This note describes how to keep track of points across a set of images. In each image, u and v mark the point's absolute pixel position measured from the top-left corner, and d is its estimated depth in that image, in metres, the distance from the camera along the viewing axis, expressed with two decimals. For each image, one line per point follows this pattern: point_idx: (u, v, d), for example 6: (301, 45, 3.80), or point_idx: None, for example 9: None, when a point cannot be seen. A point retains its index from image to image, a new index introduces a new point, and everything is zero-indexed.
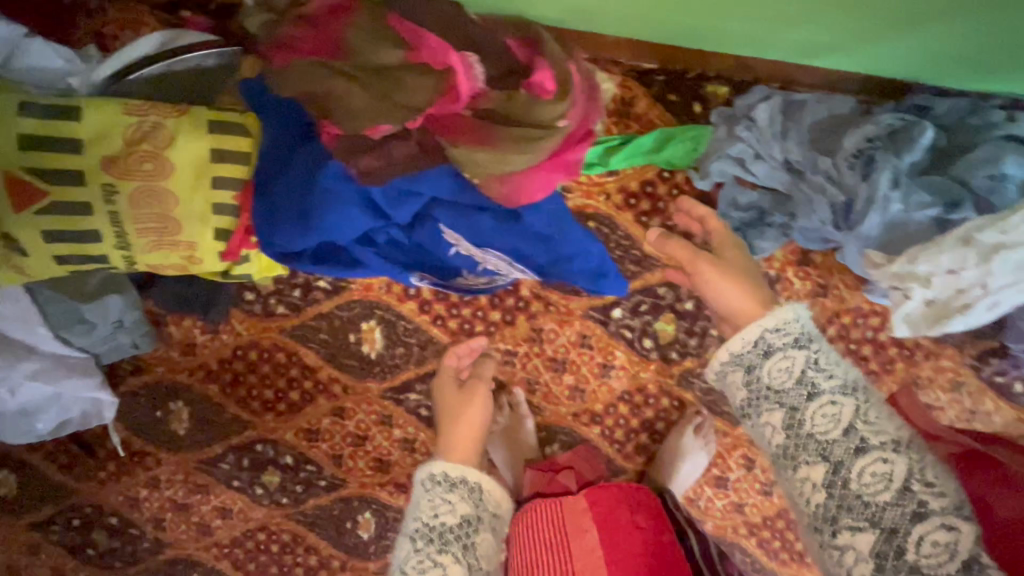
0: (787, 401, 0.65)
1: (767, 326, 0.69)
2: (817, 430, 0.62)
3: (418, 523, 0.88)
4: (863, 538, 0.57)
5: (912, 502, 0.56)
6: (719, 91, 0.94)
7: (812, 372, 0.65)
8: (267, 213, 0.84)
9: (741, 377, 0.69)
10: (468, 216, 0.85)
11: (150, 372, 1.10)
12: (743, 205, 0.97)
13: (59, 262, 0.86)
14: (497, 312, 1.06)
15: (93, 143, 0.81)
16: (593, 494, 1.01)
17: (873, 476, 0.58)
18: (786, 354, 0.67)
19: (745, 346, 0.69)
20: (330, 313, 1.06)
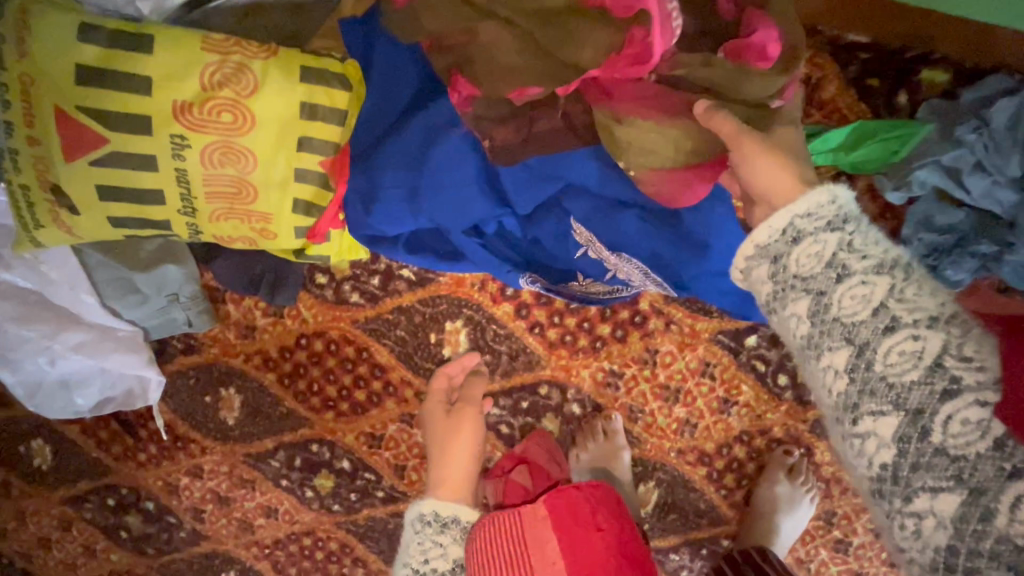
0: (815, 288, 0.46)
1: (797, 210, 0.48)
2: (843, 312, 0.45)
3: (407, 570, 0.80)
4: (886, 424, 0.42)
5: (942, 379, 0.40)
6: (936, 79, 0.74)
7: (846, 254, 0.45)
8: (367, 184, 0.70)
9: (767, 273, 0.49)
10: (610, 211, 0.68)
11: (202, 353, 0.97)
12: (941, 227, 0.76)
13: (115, 224, 0.72)
14: (607, 325, 0.90)
15: (162, 83, 0.65)
16: (551, 497, 0.73)
17: (900, 355, 0.42)
18: (818, 239, 0.46)
19: (773, 237, 0.49)
20: (410, 308, 0.91)
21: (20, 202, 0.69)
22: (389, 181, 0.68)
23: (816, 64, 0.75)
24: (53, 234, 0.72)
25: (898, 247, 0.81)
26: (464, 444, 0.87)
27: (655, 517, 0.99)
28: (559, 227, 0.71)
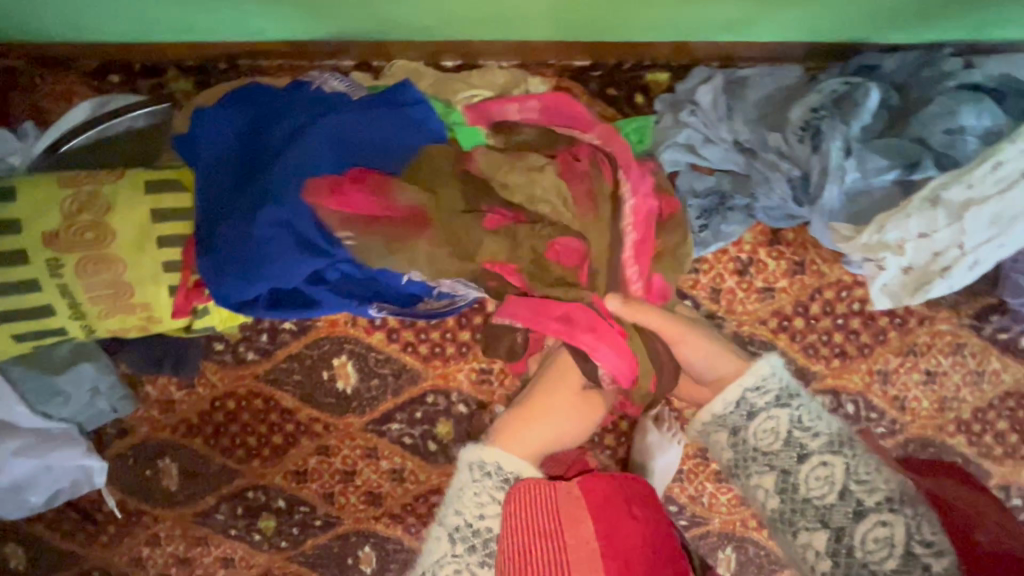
0: (778, 463, 0.70)
1: (749, 385, 0.78)
2: (763, 443, 0.72)
3: (459, 520, 0.83)
4: (818, 538, 0.63)
5: (851, 502, 0.62)
6: (660, 78, 0.91)
7: (797, 433, 0.70)
8: (213, 265, 0.84)
9: (725, 438, 0.77)
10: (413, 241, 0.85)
11: (134, 433, 1.11)
12: (701, 191, 0.92)
13: (20, 340, 0.87)
14: (466, 330, 1.05)
15: (32, 220, 0.82)
16: (587, 481, 0.79)
17: (875, 542, 0.59)
18: (770, 414, 0.74)
19: (728, 407, 0.78)
20: (300, 353, 1.06)
21: None
22: (226, 261, 0.83)
23: (562, 86, 0.91)
24: None
25: None
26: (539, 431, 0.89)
27: None
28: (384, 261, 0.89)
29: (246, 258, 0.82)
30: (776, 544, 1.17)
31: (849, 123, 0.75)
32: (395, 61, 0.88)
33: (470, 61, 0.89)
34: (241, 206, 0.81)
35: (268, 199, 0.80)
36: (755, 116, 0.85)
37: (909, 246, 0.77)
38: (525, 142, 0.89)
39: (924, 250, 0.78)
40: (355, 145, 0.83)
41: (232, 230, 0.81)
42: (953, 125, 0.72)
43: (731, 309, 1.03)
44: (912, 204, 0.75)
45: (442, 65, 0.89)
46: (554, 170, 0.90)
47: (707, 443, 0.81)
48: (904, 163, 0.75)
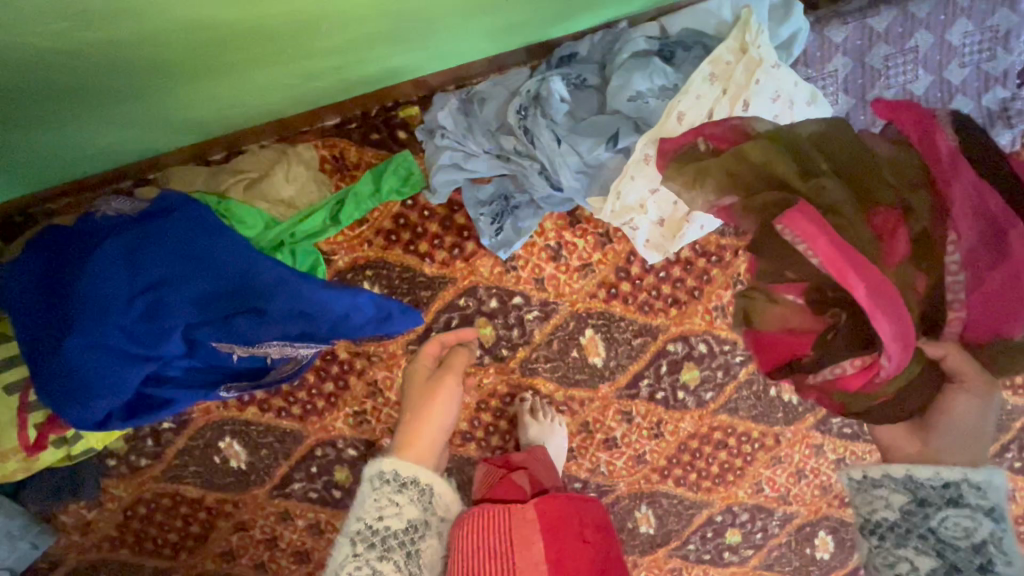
0: (948, 557, 0.56)
1: (971, 475, 0.56)
2: (949, 535, 0.56)
3: (360, 524, 0.80)
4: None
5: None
6: (411, 113, 0.99)
7: (994, 549, 0.54)
8: (52, 402, 0.91)
9: (903, 503, 0.58)
10: (223, 325, 0.92)
11: (64, 561, 1.17)
12: (486, 199, 1.02)
13: None
14: (329, 381, 1.12)
15: None
16: (546, 501, 0.90)
17: None
18: (971, 515, 0.56)
19: (931, 479, 0.57)
20: (187, 446, 1.13)
21: None
22: (59, 395, 0.90)
23: (327, 146, 0.99)
24: None
25: (475, 225, 1.05)
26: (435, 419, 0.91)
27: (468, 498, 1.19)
28: (210, 347, 0.96)
29: (74, 388, 0.88)
30: (684, 490, 1.23)
31: (549, 116, 0.83)
32: (166, 169, 0.96)
33: (235, 149, 0.98)
34: (50, 345, 0.87)
35: (67, 335, 0.85)
36: (492, 126, 0.93)
37: (648, 203, 0.85)
38: (305, 206, 0.97)
39: (662, 202, 0.86)
40: (141, 259, 0.87)
41: (50, 368, 0.87)
42: (631, 93, 0.79)
43: (559, 293, 1.10)
44: (631, 169, 0.82)
45: (212, 158, 0.98)
46: (340, 224, 0.99)
47: (854, 496, 0.62)
48: (608, 136, 0.82)
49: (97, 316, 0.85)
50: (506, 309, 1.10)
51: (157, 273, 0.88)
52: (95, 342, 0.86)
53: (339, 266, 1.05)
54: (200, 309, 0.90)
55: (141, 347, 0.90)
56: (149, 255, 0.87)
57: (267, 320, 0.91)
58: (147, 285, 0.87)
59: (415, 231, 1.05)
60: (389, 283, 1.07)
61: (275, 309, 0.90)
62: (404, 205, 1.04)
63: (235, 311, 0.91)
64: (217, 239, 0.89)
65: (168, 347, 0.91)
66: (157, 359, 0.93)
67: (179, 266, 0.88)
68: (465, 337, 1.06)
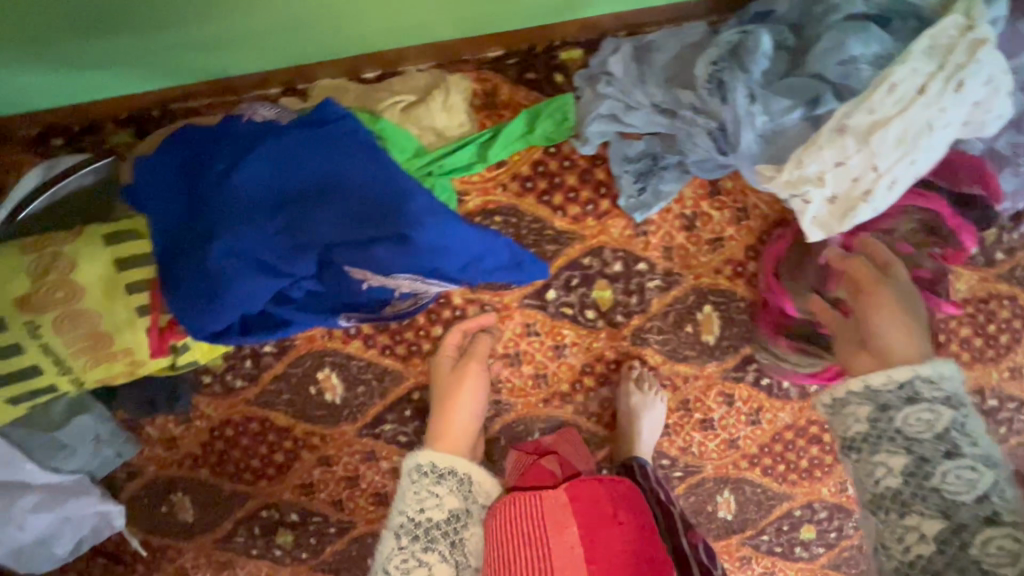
0: (917, 451, 0.62)
1: (919, 373, 0.65)
2: (913, 431, 0.63)
3: (403, 518, 0.89)
4: (930, 524, 0.59)
5: (987, 505, 0.58)
6: (574, 55, 0.94)
7: (956, 434, 0.62)
8: (179, 304, 0.88)
9: (866, 411, 0.67)
10: (360, 250, 0.87)
11: (144, 473, 1.16)
12: (634, 156, 0.98)
13: (14, 403, 0.91)
14: (438, 325, 1.09)
15: (4, 288, 0.85)
16: (574, 486, 0.86)
17: (999, 550, 0.55)
18: (931, 405, 0.63)
19: (885, 384, 0.67)
20: (285, 373, 1.10)
21: None
22: (190, 297, 0.87)
23: (483, 78, 0.94)
24: None
25: (616, 182, 1.01)
26: (463, 408, 1.01)
27: None
28: (341, 272, 0.91)
29: (210, 292, 0.86)
30: (770, 481, 1.22)
31: (748, 70, 0.79)
32: (317, 81, 0.91)
33: (390, 69, 0.93)
34: (194, 244, 0.85)
35: (216, 235, 0.83)
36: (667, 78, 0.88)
37: (829, 176, 0.80)
38: (455, 138, 0.92)
39: (843, 178, 0.81)
40: (293, 168, 0.84)
41: (191, 268, 0.85)
42: (844, 56, 0.76)
43: (685, 264, 1.07)
44: (824, 137, 0.78)
45: (364, 77, 0.92)
46: (488, 160, 0.94)
47: (833, 417, 0.72)
48: (807, 99, 0.78)
49: (249, 221, 0.84)
50: (629, 274, 1.07)
51: (307, 186, 0.84)
52: (241, 247, 0.84)
53: (469, 207, 1.01)
54: (341, 231, 0.86)
55: (279, 260, 0.87)
56: (301, 165, 0.84)
57: (409, 251, 0.87)
58: (296, 196, 0.85)
59: (552, 181, 1.01)
60: (516, 232, 1.03)
61: (420, 240, 0.85)
62: (546, 152, 1.00)
63: (378, 239, 0.86)
64: (368, 157, 0.84)
65: (304, 265, 0.88)
66: (290, 277, 0.89)
67: (330, 182, 0.84)
68: (487, 323, 1.07)
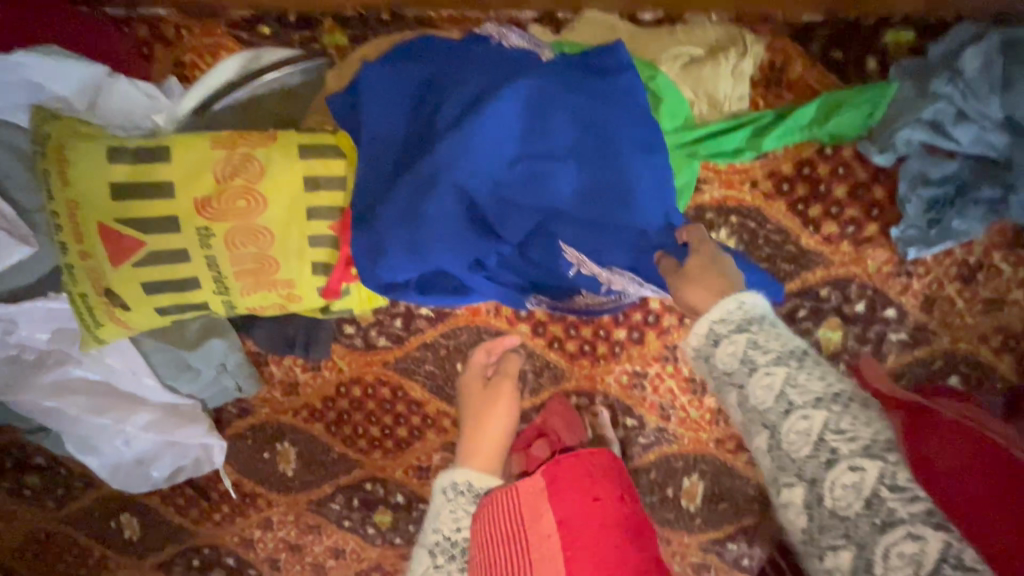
0: (736, 382, 0.51)
1: (712, 316, 0.54)
2: (757, 402, 0.49)
3: (437, 536, 0.72)
4: (795, 493, 0.46)
5: (824, 451, 0.45)
6: (903, 38, 0.75)
7: (756, 349, 0.50)
8: (366, 243, 0.74)
9: (702, 367, 0.55)
10: (593, 229, 0.70)
11: (254, 414, 1.05)
12: (936, 180, 0.77)
13: (161, 314, 0.80)
14: (622, 329, 0.92)
15: (184, 184, 0.73)
16: (551, 467, 0.68)
17: (842, 489, 0.43)
18: (731, 338, 0.51)
19: (702, 339, 0.54)
20: (435, 343, 0.96)
21: (82, 309, 0.78)
22: (391, 236, 0.72)
23: (777, 47, 0.76)
24: (112, 330, 0.80)
25: (898, 206, 0.81)
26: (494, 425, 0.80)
27: (705, 509, 1.01)
28: (552, 247, 0.74)
29: (416, 236, 0.71)
30: None
31: None
32: (584, 14, 0.76)
33: (672, 15, 0.76)
34: (413, 180, 0.70)
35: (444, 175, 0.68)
36: None
37: None
38: (729, 114, 0.75)
39: None
40: (545, 108, 0.68)
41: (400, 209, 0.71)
42: None
43: (945, 323, 0.86)
44: None
45: (640, 18, 0.76)
46: (760, 150, 0.75)
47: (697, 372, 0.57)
48: None
49: (478, 163, 0.68)
50: (871, 320, 0.87)
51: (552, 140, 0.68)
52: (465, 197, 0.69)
53: (705, 199, 0.84)
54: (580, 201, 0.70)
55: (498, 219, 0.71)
56: (554, 115, 0.68)
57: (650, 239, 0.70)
58: (540, 148, 0.69)
59: (814, 189, 0.82)
60: (752, 241, 0.85)
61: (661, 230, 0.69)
62: (820, 152, 0.81)
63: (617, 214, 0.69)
64: (635, 121, 0.68)
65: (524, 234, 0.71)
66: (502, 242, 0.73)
67: (581, 141, 0.68)
68: (630, 340, 0.92)
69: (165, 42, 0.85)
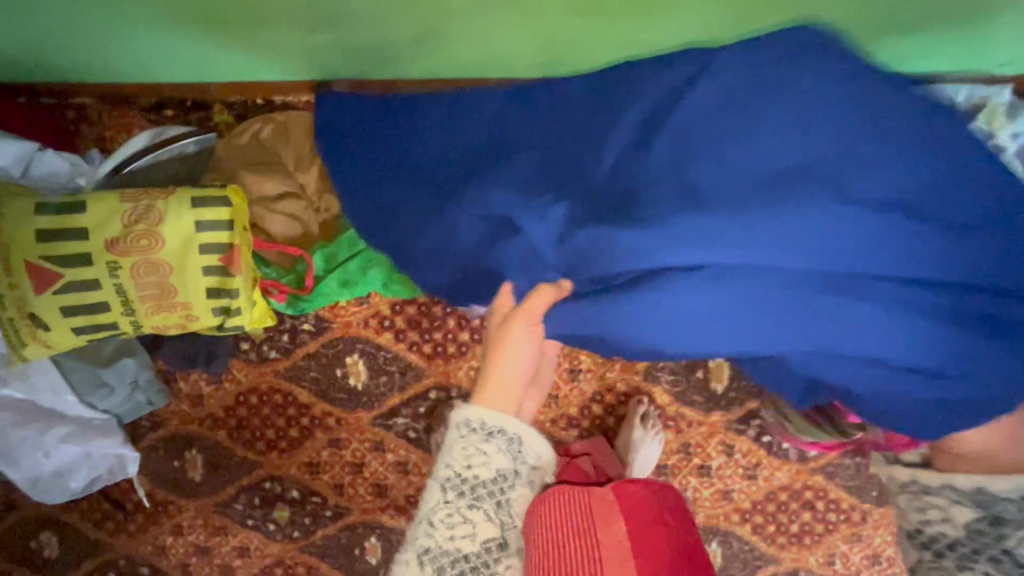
0: (963, 522, 0.86)
1: (988, 483, 0.82)
2: (970, 519, 0.85)
3: (449, 472, 0.72)
4: (960, 513, 0.86)
5: (1000, 522, 0.83)
6: None
7: (1007, 502, 0.82)
8: (388, 217, 0.94)
9: (925, 490, 0.89)
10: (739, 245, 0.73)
11: (166, 426, 1.22)
12: None
13: (76, 334, 0.99)
14: (465, 332, 1.16)
15: (96, 229, 0.95)
16: (619, 488, 0.77)
17: (977, 531, 0.85)
18: (962, 503, 0.85)
19: (963, 488, 0.85)
20: (317, 352, 1.18)
21: (10, 331, 0.96)
22: (391, 238, 0.94)
23: None
24: (35, 348, 0.99)
25: None
26: (511, 353, 0.77)
27: None
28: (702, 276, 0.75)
29: (401, 225, 0.93)
30: (760, 541, 1.23)
31: None
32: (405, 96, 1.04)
33: None
34: (478, 185, 0.87)
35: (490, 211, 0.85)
36: None
37: None
38: None
39: None
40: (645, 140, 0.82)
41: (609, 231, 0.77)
42: None
43: None
44: None
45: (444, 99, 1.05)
46: None
47: (885, 470, 0.93)
48: None
49: (520, 185, 0.85)
50: None
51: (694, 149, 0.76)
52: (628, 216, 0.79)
53: None
54: (781, 209, 0.72)
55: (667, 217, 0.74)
56: (703, 135, 0.78)
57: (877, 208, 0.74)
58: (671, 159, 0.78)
59: None
60: None
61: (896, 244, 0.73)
62: None
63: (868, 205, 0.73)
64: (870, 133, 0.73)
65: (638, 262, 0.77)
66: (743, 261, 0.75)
67: (742, 145, 0.75)
68: (474, 340, 1.16)
69: (88, 122, 1.09)
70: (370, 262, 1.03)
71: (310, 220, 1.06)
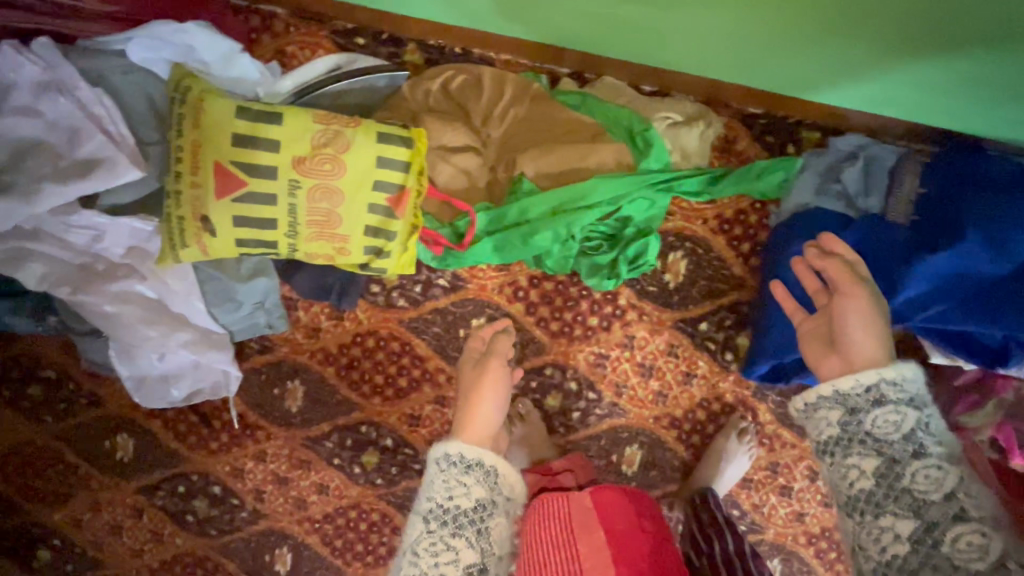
0: None
1: None
2: None
3: (431, 503, 0.80)
4: None
5: None
6: (811, 138, 1.08)
7: None
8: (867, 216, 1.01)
9: None
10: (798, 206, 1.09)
11: (275, 352, 1.21)
12: None
13: (237, 246, 0.97)
14: (595, 317, 1.18)
15: (288, 144, 0.93)
16: (596, 493, 0.90)
17: None
18: None
19: None
20: (445, 308, 1.18)
21: (175, 230, 0.94)
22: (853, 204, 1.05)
23: (730, 126, 1.08)
24: (192, 252, 0.96)
25: None
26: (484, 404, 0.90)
27: (640, 474, 1.26)
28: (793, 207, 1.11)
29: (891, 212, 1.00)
30: (819, 565, 1.28)
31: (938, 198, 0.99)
32: (604, 77, 1.05)
33: (663, 91, 1.07)
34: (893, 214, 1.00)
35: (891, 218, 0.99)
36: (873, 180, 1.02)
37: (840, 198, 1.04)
38: (694, 166, 1.06)
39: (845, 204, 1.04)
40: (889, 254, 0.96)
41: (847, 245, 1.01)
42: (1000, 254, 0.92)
43: None
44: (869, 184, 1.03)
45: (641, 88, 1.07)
46: (712, 195, 1.06)
47: None
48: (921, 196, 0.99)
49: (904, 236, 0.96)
50: None
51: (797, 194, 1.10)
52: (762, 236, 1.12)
53: (667, 227, 1.14)
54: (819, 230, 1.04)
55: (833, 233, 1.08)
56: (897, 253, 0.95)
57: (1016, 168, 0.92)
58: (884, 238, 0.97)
59: (745, 231, 1.14)
60: (698, 262, 1.15)
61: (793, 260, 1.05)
62: (752, 205, 1.12)
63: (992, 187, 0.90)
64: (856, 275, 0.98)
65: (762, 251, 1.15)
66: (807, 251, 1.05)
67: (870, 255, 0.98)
68: (602, 326, 1.18)
69: (272, 33, 1.06)
70: (535, 231, 1.01)
71: (480, 177, 1.05)
